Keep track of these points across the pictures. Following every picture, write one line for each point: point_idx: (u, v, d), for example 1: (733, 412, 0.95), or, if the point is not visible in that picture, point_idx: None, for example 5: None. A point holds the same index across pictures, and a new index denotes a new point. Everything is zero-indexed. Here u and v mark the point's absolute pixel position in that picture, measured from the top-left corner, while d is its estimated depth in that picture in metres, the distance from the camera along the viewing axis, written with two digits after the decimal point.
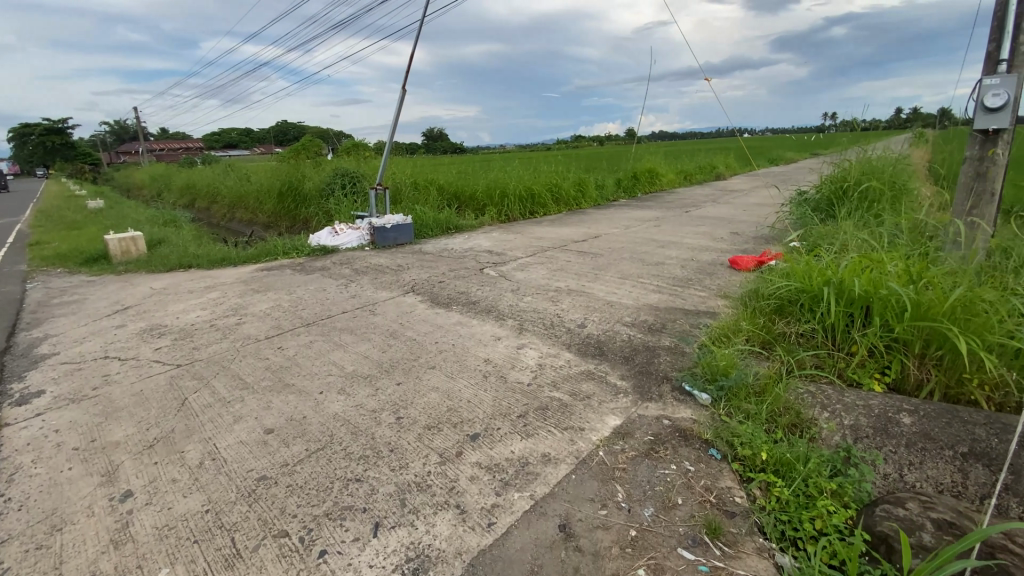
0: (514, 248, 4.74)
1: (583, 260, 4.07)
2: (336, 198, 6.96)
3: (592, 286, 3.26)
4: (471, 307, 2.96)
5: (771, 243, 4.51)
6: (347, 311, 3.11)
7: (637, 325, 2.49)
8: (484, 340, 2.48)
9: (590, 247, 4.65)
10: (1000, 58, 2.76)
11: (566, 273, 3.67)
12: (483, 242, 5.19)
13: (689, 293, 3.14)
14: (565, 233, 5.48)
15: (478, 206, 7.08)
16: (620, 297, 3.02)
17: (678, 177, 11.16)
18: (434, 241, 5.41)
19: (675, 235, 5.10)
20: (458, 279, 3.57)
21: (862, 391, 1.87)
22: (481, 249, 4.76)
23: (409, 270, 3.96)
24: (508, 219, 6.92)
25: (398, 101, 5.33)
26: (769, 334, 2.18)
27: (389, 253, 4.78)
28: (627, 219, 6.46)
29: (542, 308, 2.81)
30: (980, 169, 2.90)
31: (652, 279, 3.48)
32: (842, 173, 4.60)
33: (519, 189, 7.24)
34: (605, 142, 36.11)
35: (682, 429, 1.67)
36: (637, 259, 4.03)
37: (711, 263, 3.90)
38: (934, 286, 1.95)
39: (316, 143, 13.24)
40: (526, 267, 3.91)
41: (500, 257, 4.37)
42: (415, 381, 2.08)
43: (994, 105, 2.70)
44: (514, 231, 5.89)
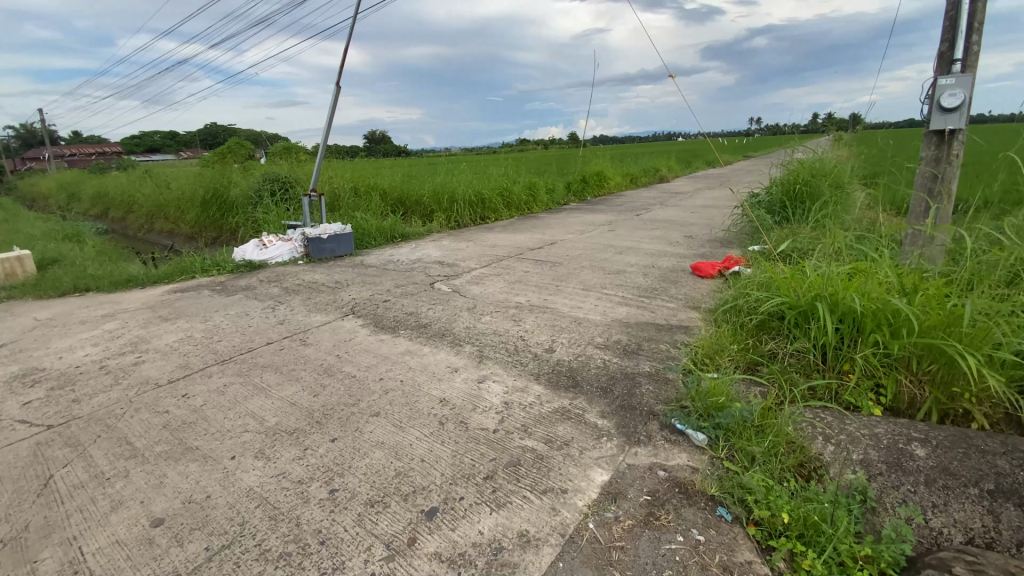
0: (466, 257, 4.40)
1: (541, 270, 3.79)
2: (265, 206, 6.31)
3: (554, 301, 2.98)
4: (421, 330, 2.59)
5: (728, 246, 4.43)
6: (273, 342, 2.65)
7: (610, 345, 2.21)
8: (438, 373, 2.12)
9: (547, 254, 4.39)
10: (954, 58, 2.76)
11: (525, 285, 3.37)
12: (432, 251, 4.81)
13: (658, 304, 2.92)
14: (520, 239, 5.21)
15: (425, 213, 6.67)
16: (587, 312, 2.75)
17: (625, 179, 11.24)
18: (377, 252, 4.97)
19: (632, 240, 4.94)
20: (405, 296, 3.18)
21: (864, 417, 1.69)
22: (430, 260, 4.38)
23: (349, 288, 3.53)
24: (458, 226, 6.56)
25: (332, 101, 4.87)
26: (755, 353, 1.98)
27: (326, 267, 4.30)
28: (581, 223, 6.29)
29: (502, 329, 2.49)
30: (936, 170, 2.88)
31: (616, 289, 3.24)
32: (792, 174, 4.62)
33: (469, 193, 6.89)
34: (550, 146, 36.48)
35: (680, 482, 1.40)
36: (598, 267, 3.81)
37: (673, 269, 3.74)
38: (925, 297, 1.82)
39: (245, 147, 12.29)
40: (480, 280, 3.58)
41: (451, 268, 4.02)
42: (354, 436, 1.70)
43: (951, 104, 2.70)
44: (465, 239, 5.54)
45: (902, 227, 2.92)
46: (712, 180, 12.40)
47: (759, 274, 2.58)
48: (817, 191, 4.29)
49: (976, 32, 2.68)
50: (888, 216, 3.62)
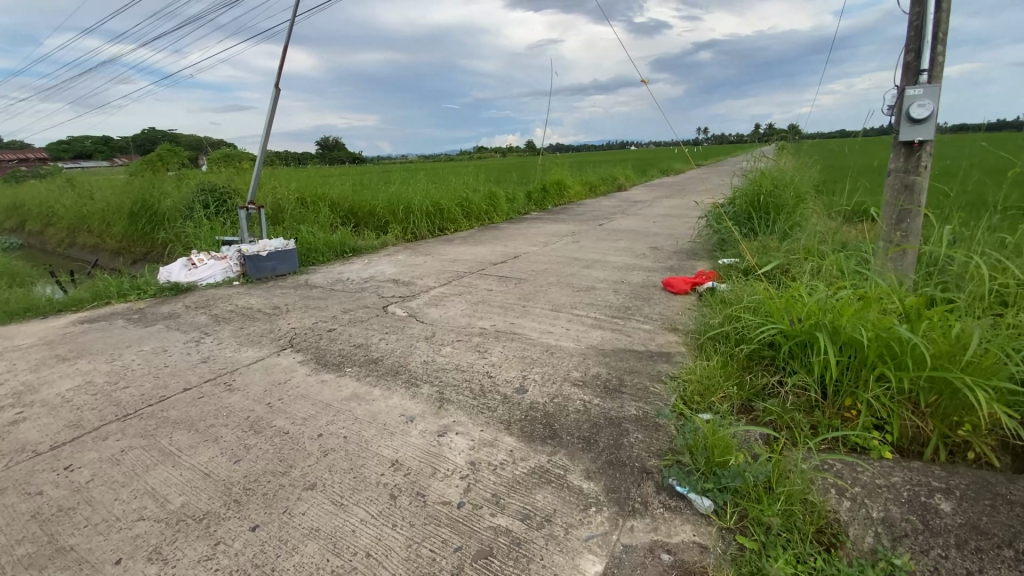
0: (423, 274, 4.06)
1: (505, 288, 3.51)
2: (197, 219, 5.72)
3: (521, 325, 2.70)
4: (371, 366, 2.24)
5: (695, 257, 4.31)
6: (191, 389, 2.25)
7: (588, 380, 1.94)
8: (390, 425, 1.79)
9: (510, 269, 4.12)
10: (920, 68, 2.70)
11: (488, 306, 3.08)
12: (386, 268, 4.43)
13: (633, 325, 2.69)
14: (481, 253, 4.91)
15: (379, 225, 6.27)
16: (558, 338, 2.49)
17: (584, 188, 11.18)
18: (325, 269, 4.54)
19: (598, 252, 4.75)
20: (354, 323, 2.82)
21: (876, 464, 1.50)
22: (383, 278, 4.01)
23: (289, 314, 3.12)
24: (415, 237, 6.19)
25: (271, 105, 4.43)
26: (749, 389, 1.77)
27: (265, 289, 3.85)
28: (544, 234, 6.08)
29: (465, 361, 2.18)
30: (906, 182, 2.82)
31: (587, 309, 3.00)
32: (755, 185, 4.57)
33: (426, 202, 6.54)
34: (507, 154, 36.47)
35: (689, 568, 1.14)
36: (565, 284, 3.57)
37: (644, 284, 3.55)
38: (929, 323, 1.66)
39: (181, 154, 11.41)
40: (439, 301, 3.25)
41: (406, 287, 3.68)
42: (281, 522, 1.35)
43: (921, 115, 2.63)
44: (422, 253, 5.18)
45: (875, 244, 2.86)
46: (668, 189, 12.58)
47: (739, 295, 2.41)
48: (780, 203, 4.25)
49: (941, 42, 2.63)
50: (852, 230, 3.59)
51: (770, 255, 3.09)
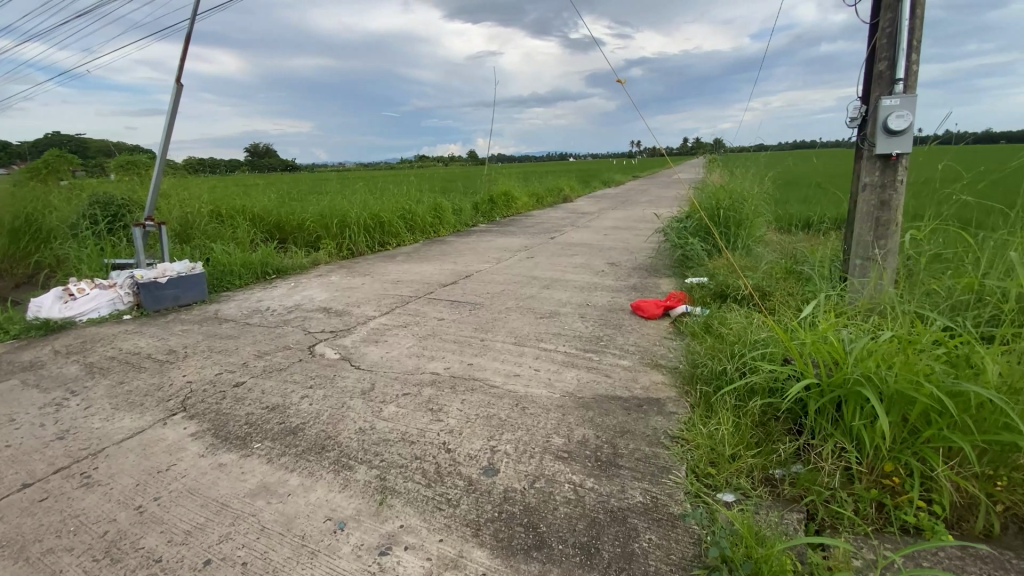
0: (360, 300, 3.52)
1: (457, 316, 3.05)
2: (83, 238, 4.80)
3: (480, 366, 2.26)
4: (288, 440, 1.71)
5: (658, 273, 4.07)
6: (30, 487, 1.62)
7: (573, 449, 1.53)
8: (310, 539, 1.28)
9: (461, 292, 3.66)
10: (896, 77, 2.61)
11: (439, 342, 2.60)
12: (316, 293, 3.84)
13: (610, 362, 2.32)
14: (427, 272, 4.42)
15: (309, 241, 5.61)
16: (526, 383, 2.07)
17: (531, 199, 10.94)
18: (242, 297, 3.87)
19: (555, 270, 4.40)
20: (269, 373, 2.26)
21: (942, 556, 1.19)
22: (312, 306, 3.43)
23: (188, 362, 2.50)
24: (352, 254, 5.59)
25: (174, 102, 3.74)
26: (770, 455, 1.44)
27: (162, 326, 3.16)
28: (494, 250, 5.68)
29: (413, 427, 1.70)
30: (883, 197, 2.67)
31: (554, 341, 2.61)
32: (713, 199, 4.42)
33: (363, 215, 5.95)
34: (450, 164, 35.96)
35: None
36: (525, 310, 3.16)
37: (611, 306, 3.22)
38: (974, 366, 1.39)
39: (76, 159, 9.99)
40: (379, 336, 2.75)
41: (339, 318, 3.13)
42: None
43: (898, 126, 2.51)
44: (360, 273, 4.61)
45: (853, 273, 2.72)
46: (613, 200, 12.64)
47: (731, 327, 2.12)
48: (741, 219, 4.10)
49: (915, 50, 2.56)
50: (817, 249, 3.48)
51: (747, 276, 2.87)
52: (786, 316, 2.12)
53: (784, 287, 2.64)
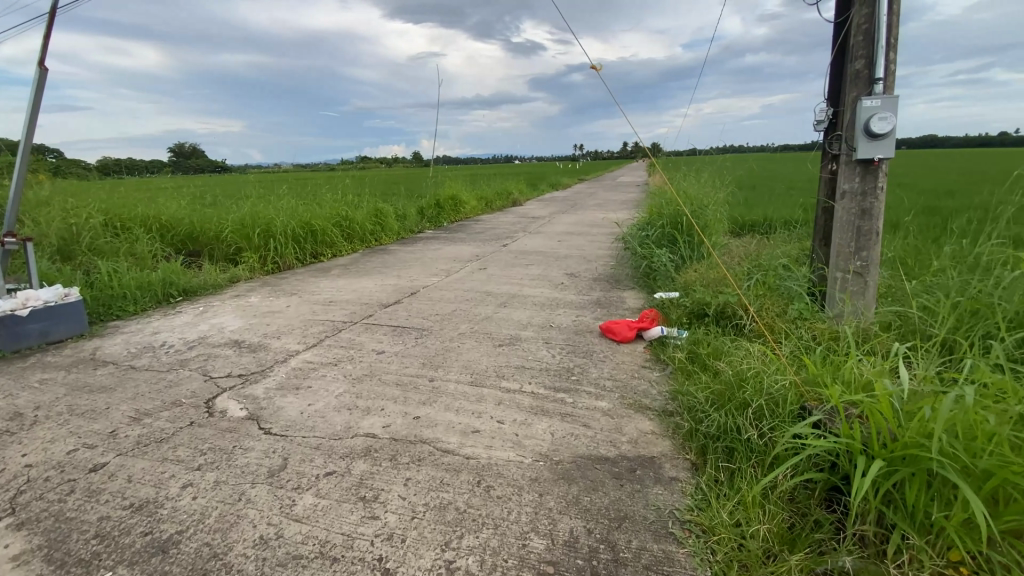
0: (282, 329, 2.96)
1: (400, 347, 2.58)
2: None
3: (427, 420, 1.81)
4: (155, 565, 1.20)
5: (621, 285, 3.78)
6: None
7: (558, 560, 1.13)
8: None
9: (405, 314, 3.19)
10: (875, 76, 2.43)
11: (376, 384, 2.13)
12: (229, 320, 3.23)
13: (585, 404, 1.95)
14: (366, 289, 3.90)
15: (229, 253, 4.94)
16: (488, 443, 1.65)
17: (479, 202, 10.53)
18: (135, 328, 3.19)
19: (510, 283, 4.01)
20: (144, 448, 1.72)
21: None
22: (221, 340, 2.83)
23: (36, 432, 1.88)
24: (279, 267, 4.95)
25: (39, 88, 3.01)
26: (812, 549, 1.10)
27: (16, 375, 2.46)
28: (441, 260, 5.22)
29: (337, 533, 1.24)
30: (864, 206, 2.48)
31: (518, 377, 2.20)
32: (673, 205, 4.20)
33: (292, 223, 5.30)
34: (393, 165, 34.82)
35: None
36: (480, 335, 2.74)
37: (576, 327, 2.86)
38: None
39: None
40: (301, 380, 2.23)
41: (253, 356, 2.56)
42: None
43: (880, 129, 2.32)
44: (286, 292, 4.00)
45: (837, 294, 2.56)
46: (561, 203, 12.49)
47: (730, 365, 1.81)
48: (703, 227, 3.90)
49: (894, 49, 2.39)
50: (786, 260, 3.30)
51: (728, 292, 2.62)
52: (791, 349, 1.84)
53: (771, 306, 2.38)
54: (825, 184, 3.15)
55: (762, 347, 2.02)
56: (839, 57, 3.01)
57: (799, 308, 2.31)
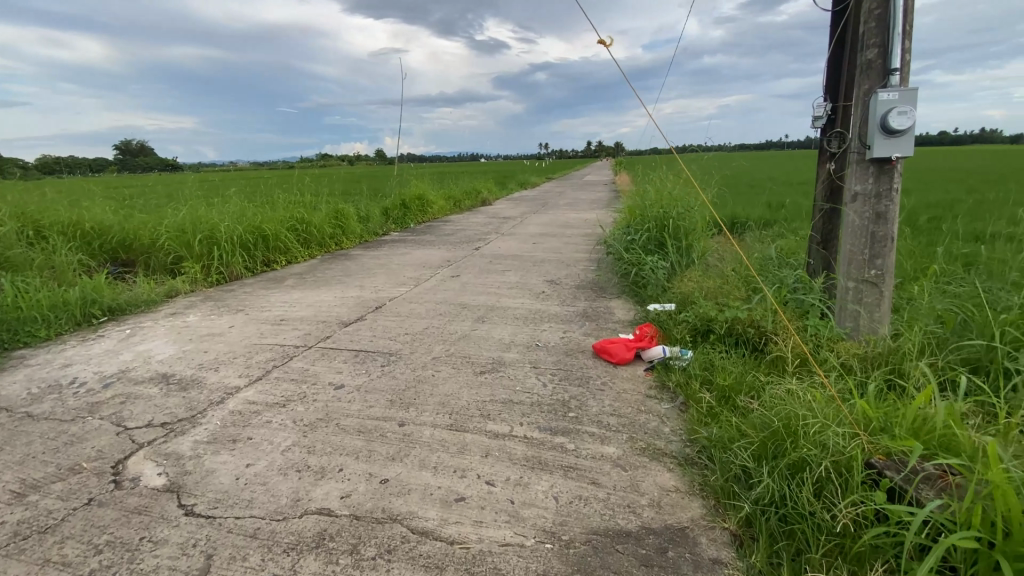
0: (222, 358, 2.50)
1: (363, 378, 2.19)
2: None
3: (398, 486, 1.45)
4: None
5: (607, 294, 3.49)
6: None
7: None
8: None
9: (369, 334, 2.78)
10: (890, 67, 2.25)
11: (333, 434, 1.74)
12: (159, 347, 2.74)
13: (591, 451, 1.62)
14: (324, 303, 3.47)
15: (167, 263, 4.39)
16: (477, 519, 1.30)
17: (448, 203, 10.11)
18: (40, 360, 2.67)
19: (487, 293, 3.65)
20: (20, 545, 1.30)
21: None
22: (146, 375, 2.37)
23: None
24: (225, 278, 4.42)
25: None
26: None
27: None
28: (410, 267, 4.81)
29: None
30: (879, 210, 2.27)
31: (506, 414, 1.86)
32: (658, 206, 3.94)
33: (240, 228, 4.78)
34: (355, 163, 33.76)
35: None
36: (457, 360, 2.38)
37: (566, 346, 2.54)
38: None
39: None
40: (239, 430, 1.81)
41: (182, 396, 2.11)
42: None
43: (899, 125, 2.12)
44: (231, 308, 3.51)
45: (845, 305, 2.37)
46: (532, 203, 12.19)
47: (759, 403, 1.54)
48: (691, 229, 3.65)
49: (909, 37, 2.21)
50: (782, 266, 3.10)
51: (732, 306, 2.35)
52: (823, 381, 1.59)
53: (785, 321, 2.12)
54: (822, 185, 2.97)
55: (787, 376, 1.76)
56: (838, 51, 2.85)
57: (815, 324, 2.07)
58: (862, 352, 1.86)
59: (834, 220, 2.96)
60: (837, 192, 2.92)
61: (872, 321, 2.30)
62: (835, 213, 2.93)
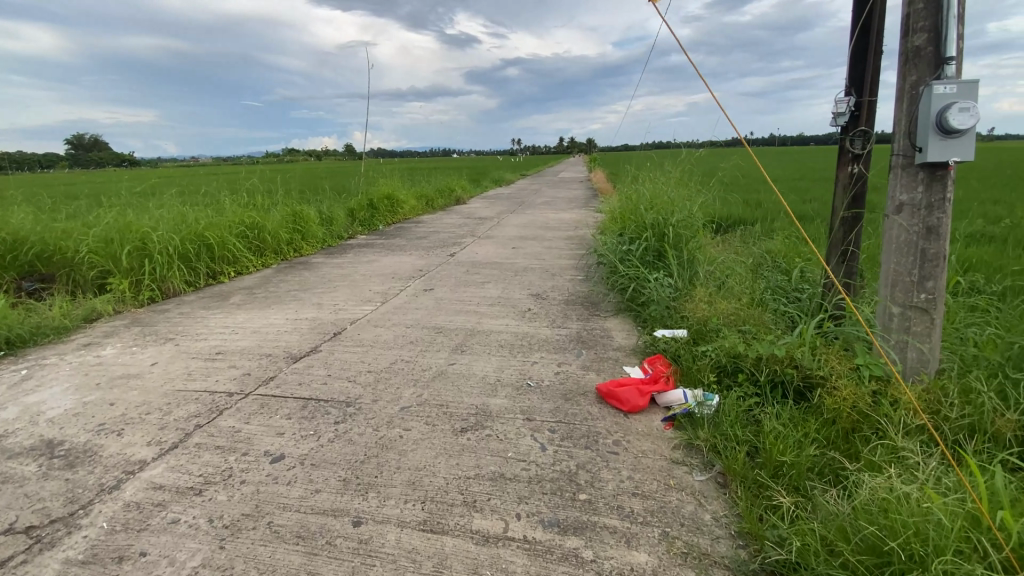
0: (132, 415, 1.98)
1: (309, 445, 1.71)
2: None
3: None
4: None
5: (602, 312, 3.08)
6: None
7: None
8: None
9: (322, 373, 2.28)
10: (943, 55, 1.90)
11: (262, 545, 1.27)
12: (54, 397, 2.17)
13: (615, 560, 1.21)
14: (272, 329, 2.93)
15: (90, 279, 3.76)
16: None
17: (419, 202, 9.55)
18: None
19: (464, 313, 3.19)
20: None
21: None
22: (26, 442, 1.82)
23: None
24: (160, 295, 3.82)
25: None
26: None
27: None
28: (376, 278, 4.29)
29: None
30: (929, 222, 1.93)
31: (497, 498, 1.42)
32: (657, 211, 3.54)
33: (178, 236, 4.17)
34: (322, 159, 32.55)
35: None
36: (431, 410, 1.92)
37: (563, 386, 2.11)
38: None
39: None
40: (131, 541, 1.32)
41: (65, 480, 1.59)
42: None
43: (960, 123, 1.76)
44: (160, 336, 2.95)
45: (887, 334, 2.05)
46: (507, 201, 11.73)
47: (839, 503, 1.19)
48: (694, 239, 3.26)
49: (967, 19, 1.87)
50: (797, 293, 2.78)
51: (762, 340, 1.96)
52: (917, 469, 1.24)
53: (831, 359, 1.76)
54: (842, 191, 2.65)
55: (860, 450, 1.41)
56: (861, 41, 2.52)
57: (868, 364, 1.72)
58: (936, 412, 1.55)
59: (856, 230, 2.65)
60: (858, 199, 2.61)
61: (920, 353, 1.97)
62: (857, 221, 2.62)
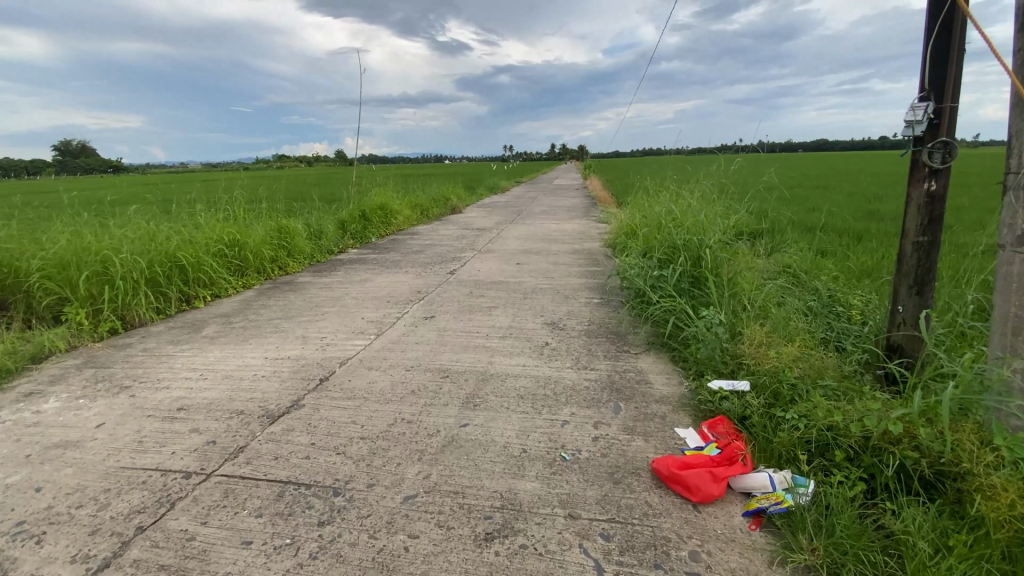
0: (58, 510, 1.53)
1: (285, 564, 1.28)
2: None
3: None
4: None
5: (633, 348, 2.66)
6: None
7: None
8: None
9: (304, 441, 1.84)
10: None
11: None
12: None
13: None
14: (247, 374, 2.48)
15: (43, 308, 3.29)
16: None
17: (414, 212, 9.14)
18: None
19: (473, 350, 2.76)
20: None
21: None
22: None
23: None
24: (124, 325, 3.37)
25: None
26: None
27: None
28: (370, 303, 3.84)
29: None
30: None
31: None
32: (692, 232, 3.16)
33: (146, 258, 3.71)
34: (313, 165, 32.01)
35: None
36: (444, 502, 1.49)
37: (607, 460, 1.69)
38: None
39: None
40: None
41: None
42: None
43: None
44: (115, 383, 2.49)
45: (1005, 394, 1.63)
46: (505, 211, 11.35)
47: None
48: (738, 266, 2.88)
49: None
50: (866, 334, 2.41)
51: (861, 406, 1.57)
52: None
53: (966, 441, 1.35)
54: (914, 213, 2.12)
55: None
56: (940, 41, 2.01)
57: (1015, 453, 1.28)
58: None
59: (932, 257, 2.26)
60: (935, 223, 2.07)
61: None
62: (933, 247, 2.10)
